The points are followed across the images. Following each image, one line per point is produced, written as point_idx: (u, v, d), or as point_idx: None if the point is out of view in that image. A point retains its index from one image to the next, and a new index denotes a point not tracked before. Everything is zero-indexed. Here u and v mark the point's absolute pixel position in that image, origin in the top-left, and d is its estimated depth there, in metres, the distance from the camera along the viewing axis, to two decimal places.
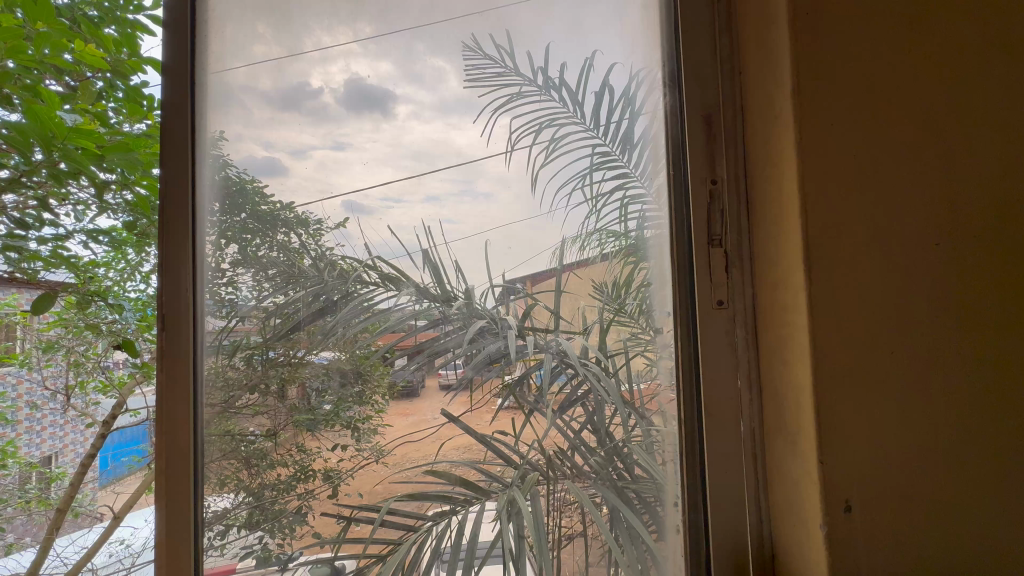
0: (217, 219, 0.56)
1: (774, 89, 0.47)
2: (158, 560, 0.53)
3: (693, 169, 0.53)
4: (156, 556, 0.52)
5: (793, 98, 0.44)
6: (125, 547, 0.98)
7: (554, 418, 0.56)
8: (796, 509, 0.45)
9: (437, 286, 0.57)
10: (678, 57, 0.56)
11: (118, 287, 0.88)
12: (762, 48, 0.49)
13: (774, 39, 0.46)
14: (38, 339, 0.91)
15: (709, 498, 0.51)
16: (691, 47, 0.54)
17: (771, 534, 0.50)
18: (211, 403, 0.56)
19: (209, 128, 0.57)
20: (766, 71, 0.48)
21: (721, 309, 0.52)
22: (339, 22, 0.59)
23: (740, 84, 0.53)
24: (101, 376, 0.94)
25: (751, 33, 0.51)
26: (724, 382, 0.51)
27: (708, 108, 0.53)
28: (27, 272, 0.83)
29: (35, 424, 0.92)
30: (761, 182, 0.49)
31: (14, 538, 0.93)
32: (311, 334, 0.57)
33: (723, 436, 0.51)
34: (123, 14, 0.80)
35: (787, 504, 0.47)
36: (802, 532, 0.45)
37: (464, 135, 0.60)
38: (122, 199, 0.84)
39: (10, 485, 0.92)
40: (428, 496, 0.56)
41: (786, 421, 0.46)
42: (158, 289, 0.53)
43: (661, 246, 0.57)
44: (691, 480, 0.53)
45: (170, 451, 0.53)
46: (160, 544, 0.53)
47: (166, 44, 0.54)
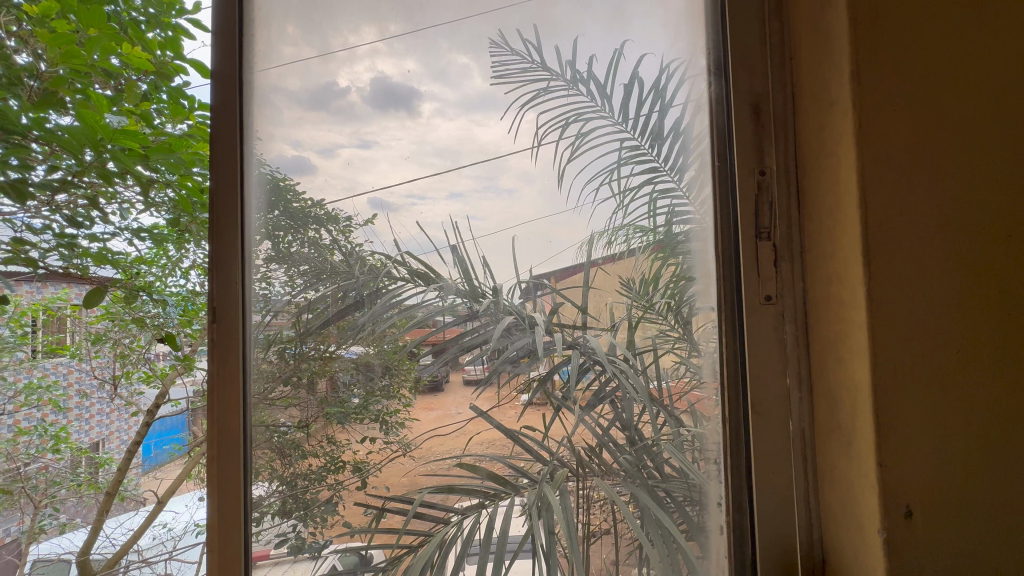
0: (262, 216, 0.57)
1: (829, 75, 0.45)
2: (209, 553, 0.53)
3: (741, 160, 0.51)
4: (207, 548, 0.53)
5: (852, 84, 0.42)
6: (168, 530, 1.09)
7: (582, 414, 0.56)
8: (850, 512, 0.44)
9: (466, 282, 0.58)
10: (725, 44, 0.54)
11: (160, 282, 0.96)
12: (816, 32, 0.47)
13: (830, 23, 0.44)
14: (87, 331, 1.01)
15: (757, 500, 0.50)
16: (737, 33, 0.52)
17: (821, 537, 0.48)
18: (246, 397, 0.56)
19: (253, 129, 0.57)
20: (820, 56, 0.46)
21: (769, 304, 0.50)
22: (366, 22, 0.59)
23: (793, 70, 0.51)
24: (145, 367, 1.06)
25: (803, 17, 0.49)
26: (773, 380, 0.50)
27: (756, 96, 0.52)
28: (79, 268, 0.88)
29: (85, 412, 1.03)
30: (815, 173, 0.47)
31: (66, 519, 1.04)
32: (340, 329, 0.58)
33: (769, 435, 0.50)
34: (167, 19, 0.85)
35: (838, 506, 0.45)
36: (855, 534, 0.43)
37: (488, 131, 0.59)
38: (166, 198, 0.91)
39: (64, 469, 1.02)
40: (457, 489, 0.57)
41: (839, 420, 0.45)
42: (209, 284, 0.53)
43: (705, 241, 0.55)
44: (735, 480, 0.52)
45: (223, 437, 0.53)
46: (211, 537, 0.53)
47: (215, 48, 0.55)
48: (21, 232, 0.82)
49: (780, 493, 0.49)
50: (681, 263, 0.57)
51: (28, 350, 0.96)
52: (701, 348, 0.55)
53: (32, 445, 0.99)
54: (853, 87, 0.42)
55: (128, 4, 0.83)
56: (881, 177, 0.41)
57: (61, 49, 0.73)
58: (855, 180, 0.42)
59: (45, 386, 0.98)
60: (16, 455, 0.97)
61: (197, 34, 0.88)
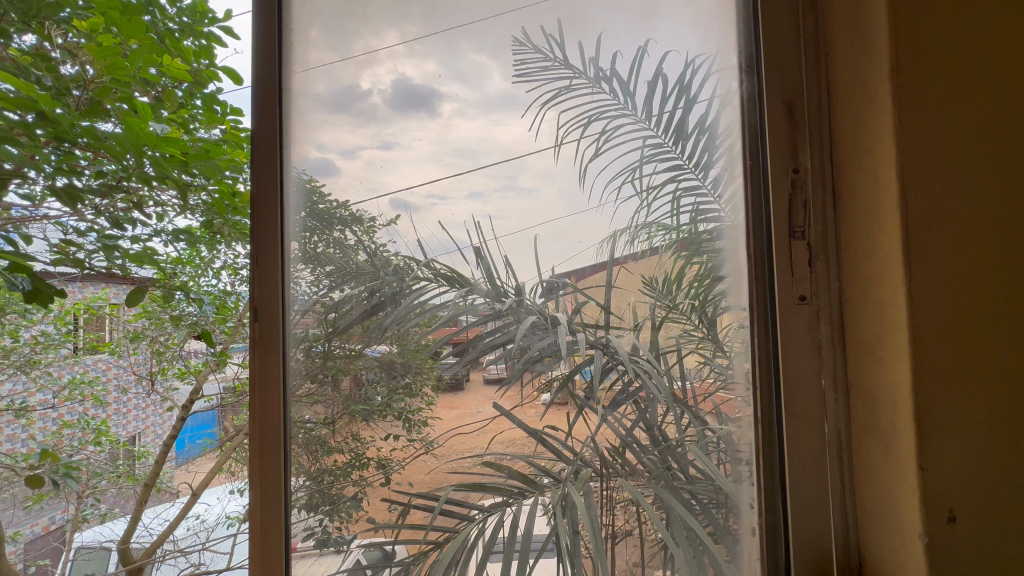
0: (301, 218, 0.58)
1: (867, 69, 0.44)
2: (256, 550, 0.54)
3: (775, 157, 0.50)
4: (253, 544, 0.54)
5: (891, 78, 0.41)
6: (200, 521, 1.17)
7: (604, 414, 0.56)
8: (889, 516, 0.43)
9: (488, 282, 0.58)
10: (758, 41, 0.53)
11: (195, 282, 1.04)
12: (853, 27, 0.46)
13: (868, 16, 0.43)
14: (125, 329, 1.08)
15: (791, 503, 0.49)
16: (771, 30, 0.51)
17: (858, 542, 0.47)
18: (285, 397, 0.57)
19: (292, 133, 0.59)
20: (858, 49, 0.45)
21: (804, 304, 0.49)
22: (387, 25, 0.60)
23: (828, 65, 0.50)
24: (179, 364, 1.13)
25: (839, 10, 0.48)
26: (807, 381, 0.49)
27: (790, 93, 0.51)
28: (122, 268, 0.90)
29: (123, 406, 1.12)
30: (852, 169, 0.47)
31: (106, 508, 1.12)
32: (365, 329, 0.59)
33: (804, 437, 0.49)
34: (200, 28, 0.88)
35: (877, 509, 0.44)
36: (893, 537, 0.42)
37: (508, 131, 0.60)
38: (201, 201, 0.96)
39: (105, 461, 1.09)
40: (482, 486, 0.57)
41: (878, 423, 0.44)
42: (249, 280, 0.54)
43: (736, 241, 0.55)
44: (768, 482, 0.51)
45: (266, 427, 0.54)
46: (256, 530, 0.54)
47: (256, 53, 0.56)
48: (69, 234, 0.86)
49: (814, 496, 0.48)
50: (705, 261, 0.56)
51: (71, 346, 1.02)
52: (727, 347, 0.55)
53: (75, 437, 1.04)
54: (890, 81, 0.41)
55: (163, 13, 0.85)
56: (921, 171, 0.40)
57: (105, 60, 0.76)
58: (892, 175, 0.41)
59: (87, 381, 1.05)
60: (61, 446, 1.01)
61: (229, 41, 0.95)
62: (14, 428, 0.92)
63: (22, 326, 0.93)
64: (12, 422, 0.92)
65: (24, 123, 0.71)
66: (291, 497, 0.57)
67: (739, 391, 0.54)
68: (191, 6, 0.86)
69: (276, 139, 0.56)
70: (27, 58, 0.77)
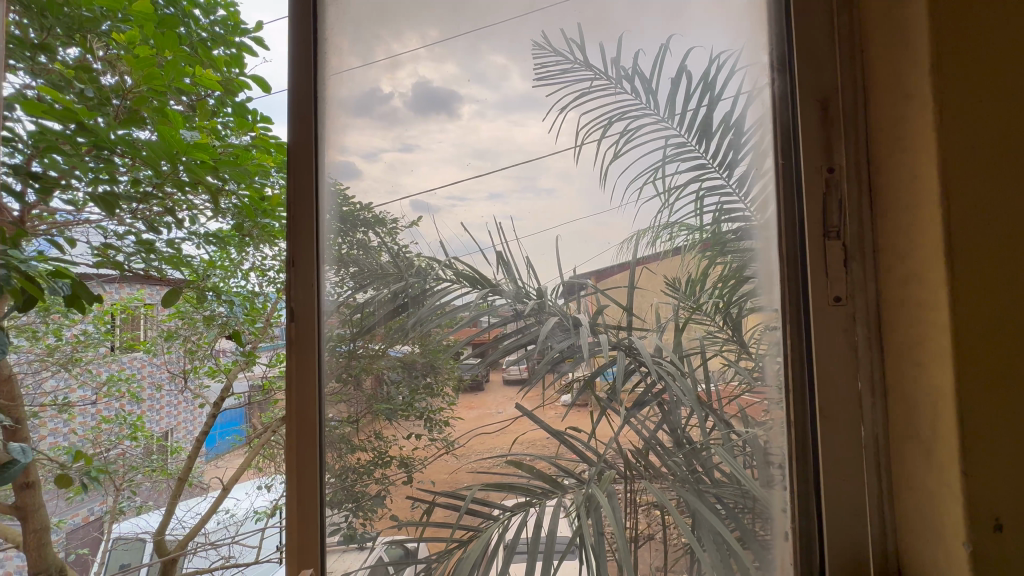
0: (333, 220, 0.59)
1: (906, 64, 0.43)
2: (292, 542, 0.56)
3: (809, 157, 0.50)
4: (288, 535, 0.56)
5: (934, 73, 0.40)
6: (230, 515, 1.23)
7: (627, 416, 0.56)
8: (930, 523, 0.42)
9: (510, 283, 0.58)
10: (790, 39, 0.53)
11: (224, 283, 1.07)
12: (891, 21, 0.45)
13: (907, 10, 0.42)
14: (160, 328, 1.13)
15: (828, 509, 0.48)
16: (805, 27, 0.51)
17: (896, 547, 0.47)
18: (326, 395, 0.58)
19: (328, 138, 0.60)
20: (896, 45, 0.44)
21: (839, 305, 0.48)
22: (408, 30, 0.61)
23: (864, 63, 0.49)
24: (211, 362, 1.17)
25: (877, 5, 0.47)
26: (842, 383, 0.48)
27: (825, 91, 0.50)
28: (160, 271, 0.95)
29: (156, 403, 1.14)
30: (891, 167, 0.46)
31: (142, 500, 1.16)
32: (388, 330, 0.59)
33: (839, 441, 0.48)
34: (232, 38, 0.91)
35: (919, 513, 0.43)
36: (932, 536, 0.42)
37: (527, 132, 0.60)
38: (232, 205, 1.00)
39: (140, 455, 1.12)
40: (507, 486, 0.57)
41: (918, 426, 0.43)
42: (286, 280, 0.56)
43: (768, 242, 0.54)
44: (802, 487, 0.50)
45: (303, 425, 0.56)
46: (291, 522, 0.56)
47: (293, 63, 0.58)
48: (109, 238, 0.90)
49: (850, 501, 0.47)
50: (730, 262, 0.56)
51: (110, 344, 1.06)
52: (752, 349, 0.54)
53: (112, 432, 1.08)
54: (932, 76, 0.40)
55: (197, 24, 0.89)
56: (965, 170, 0.39)
57: (143, 71, 0.79)
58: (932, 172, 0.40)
59: (125, 378, 1.09)
60: (100, 441, 1.06)
61: (259, 50, 0.96)
62: (56, 423, 0.98)
63: (65, 325, 0.98)
64: (54, 416, 0.97)
65: (68, 134, 0.75)
66: (326, 493, 0.58)
67: (764, 394, 0.54)
68: (222, 18, 0.90)
69: (312, 145, 0.57)
70: (72, 72, 0.81)
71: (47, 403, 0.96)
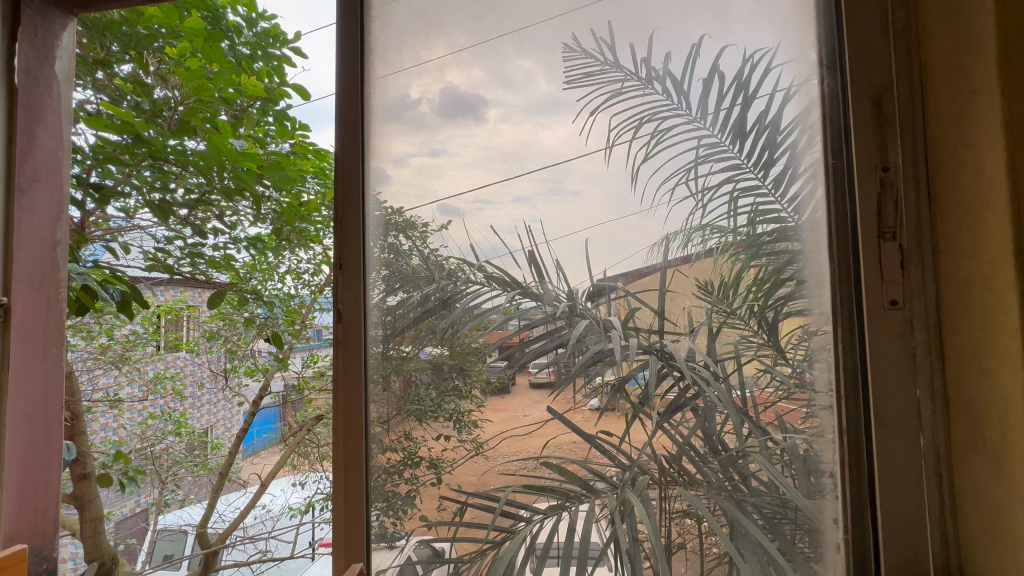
0: (378, 226, 0.61)
1: (971, 64, 0.43)
2: (339, 532, 0.58)
3: (862, 157, 0.49)
4: (337, 526, 0.58)
5: (1001, 74, 0.40)
6: (267, 510, 1.28)
7: (660, 421, 0.54)
8: (998, 529, 0.41)
9: (539, 285, 0.58)
10: (842, 37, 0.52)
11: (262, 285, 1.11)
12: (954, 22, 0.45)
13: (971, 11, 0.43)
14: (202, 329, 1.17)
15: (884, 517, 0.47)
16: (859, 25, 0.50)
17: (960, 558, 0.45)
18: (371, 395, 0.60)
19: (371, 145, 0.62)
20: (958, 47, 0.45)
21: (895, 309, 0.48)
22: (435, 38, 0.63)
23: (922, 61, 0.49)
24: (249, 362, 1.21)
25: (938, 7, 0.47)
26: (900, 392, 0.47)
27: (879, 88, 0.49)
28: (205, 275, 1.02)
29: (197, 400, 1.17)
30: (955, 167, 0.45)
31: (184, 494, 1.21)
32: (417, 331, 0.60)
33: (898, 449, 0.47)
34: (271, 50, 0.94)
35: (987, 518, 0.43)
36: (1003, 546, 0.41)
37: (553, 134, 0.60)
38: (272, 209, 1.03)
39: (183, 450, 1.19)
40: (539, 488, 0.57)
41: (986, 431, 0.43)
42: (335, 284, 0.60)
43: (817, 243, 0.52)
44: (856, 495, 0.49)
45: (350, 424, 0.59)
46: (340, 516, 0.58)
47: (340, 76, 0.61)
48: (159, 244, 0.96)
49: (909, 510, 0.46)
50: (765, 265, 0.54)
51: (156, 343, 1.12)
52: (789, 355, 0.53)
53: (158, 428, 1.16)
54: (1001, 78, 0.40)
55: (239, 36, 0.92)
56: None
57: (192, 83, 0.84)
58: (1008, 173, 0.39)
59: (169, 376, 1.14)
60: (147, 435, 1.14)
61: (298, 61, 0.98)
62: (106, 417, 1.07)
63: (116, 325, 1.07)
64: (105, 411, 1.07)
65: (126, 145, 0.79)
66: (372, 489, 0.59)
67: (802, 401, 0.52)
68: (264, 31, 0.93)
69: (360, 154, 0.61)
70: (127, 85, 0.86)
71: (98, 399, 1.06)
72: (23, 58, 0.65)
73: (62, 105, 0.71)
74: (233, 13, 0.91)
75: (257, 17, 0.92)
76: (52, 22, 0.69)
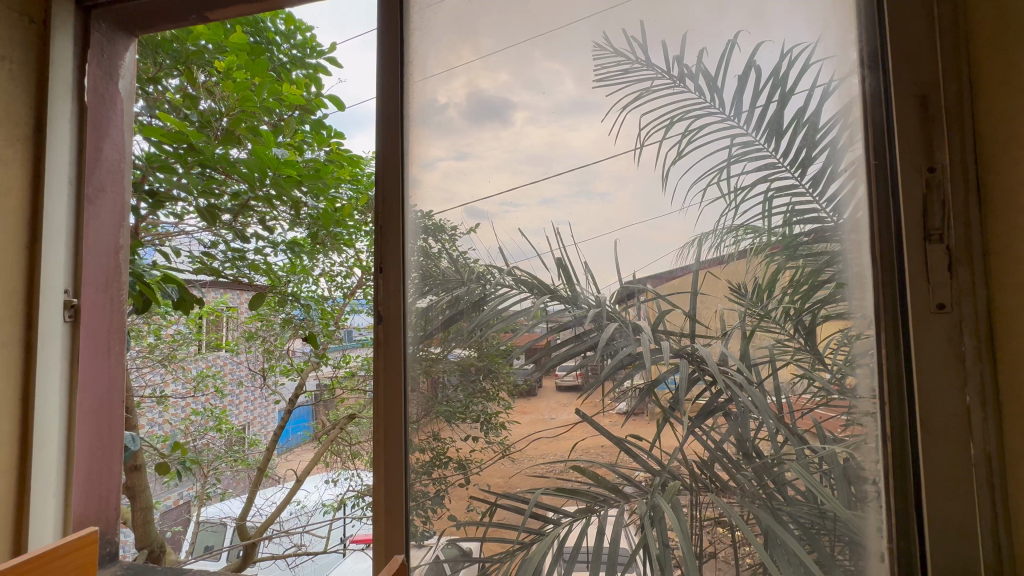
0: (416, 229, 0.63)
1: None
2: (380, 524, 0.60)
3: (907, 157, 0.48)
4: (378, 519, 0.60)
5: None
6: (301, 506, 1.31)
7: (691, 425, 0.53)
8: None
9: (567, 288, 0.58)
10: (885, 33, 0.51)
11: (297, 288, 1.17)
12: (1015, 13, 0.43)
13: None
14: (242, 330, 1.22)
15: (931, 528, 0.45)
16: (903, 21, 0.49)
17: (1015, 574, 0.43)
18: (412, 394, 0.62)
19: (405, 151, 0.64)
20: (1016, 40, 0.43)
21: (943, 313, 0.46)
22: (463, 43, 0.64)
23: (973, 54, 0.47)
24: (284, 361, 1.25)
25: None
26: (947, 398, 0.46)
27: (925, 87, 0.48)
28: (247, 278, 1.07)
29: (236, 398, 1.24)
30: (1015, 165, 0.44)
31: (224, 488, 1.27)
32: (445, 334, 0.61)
33: (946, 457, 0.45)
34: (308, 60, 0.98)
35: None
36: None
37: (579, 136, 0.60)
38: (309, 214, 1.07)
39: (222, 447, 1.24)
40: (568, 491, 0.57)
41: None
42: (375, 288, 0.62)
43: (859, 245, 0.51)
44: (901, 504, 0.48)
45: (388, 420, 0.61)
46: (381, 508, 0.61)
47: (381, 86, 0.65)
48: (205, 248, 1.02)
49: (959, 522, 0.45)
50: (803, 266, 0.53)
51: (198, 343, 1.17)
52: (829, 360, 0.51)
53: (198, 424, 1.20)
54: None
55: (279, 49, 0.97)
56: None
57: (238, 95, 0.90)
58: None
59: (212, 374, 1.19)
60: (189, 431, 1.19)
61: (334, 70, 0.99)
62: (153, 412, 1.11)
63: (162, 324, 1.14)
64: (152, 407, 1.11)
65: (179, 154, 0.87)
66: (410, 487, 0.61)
67: (842, 408, 0.50)
68: (300, 43, 0.98)
69: (401, 158, 0.63)
70: (177, 100, 0.91)
71: (145, 395, 1.10)
72: (92, 78, 0.71)
73: (126, 119, 0.76)
74: (273, 25, 0.97)
75: (295, 29, 0.97)
76: (116, 43, 0.75)
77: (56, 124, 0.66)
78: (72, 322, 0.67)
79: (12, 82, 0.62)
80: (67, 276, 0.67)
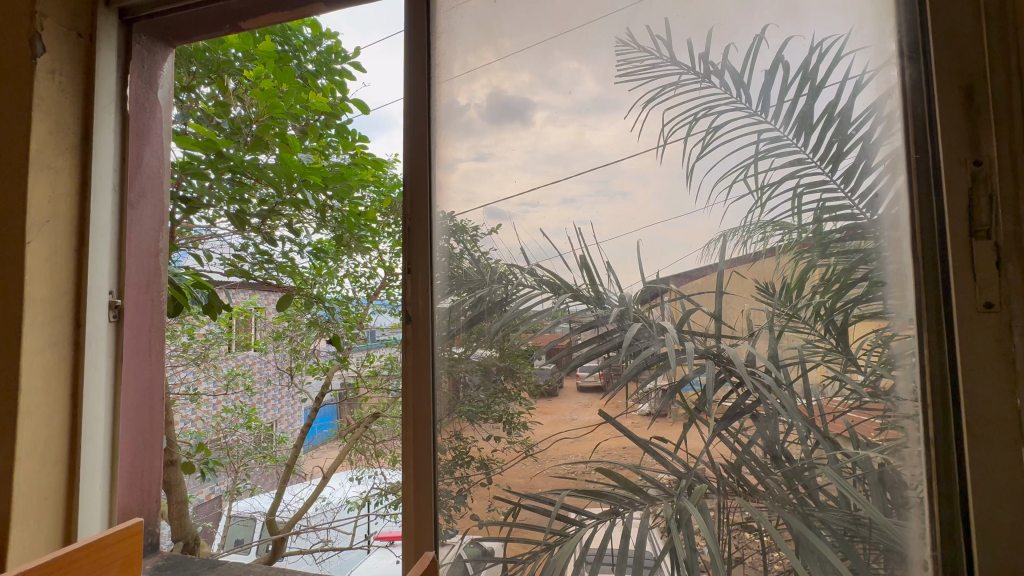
0: (444, 230, 0.64)
1: None
2: (410, 515, 0.61)
3: (951, 150, 0.46)
4: (408, 510, 0.61)
5: None
6: (327, 502, 1.34)
7: (718, 427, 0.52)
8: None
9: (590, 288, 0.58)
10: (926, 22, 0.49)
11: (323, 288, 1.19)
12: None
13: None
14: (270, 330, 1.26)
15: (979, 536, 0.44)
16: (946, 9, 0.47)
17: None
18: (440, 394, 0.63)
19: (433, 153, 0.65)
20: None
21: (990, 312, 0.44)
22: (483, 44, 0.65)
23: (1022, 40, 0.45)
24: (310, 361, 1.27)
25: None
26: (996, 401, 0.44)
27: (970, 77, 0.46)
28: (275, 279, 1.12)
29: (264, 396, 1.28)
30: None
31: (254, 483, 1.29)
32: (468, 334, 0.62)
33: (997, 463, 0.43)
34: (333, 66, 1.00)
35: None
36: None
37: (600, 134, 0.60)
38: (334, 217, 1.08)
39: (251, 444, 1.27)
40: (592, 493, 0.56)
41: None
42: (403, 289, 0.64)
43: (897, 241, 0.49)
44: (946, 510, 0.46)
45: (417, 419, 0.62)
46: (410, 499, 0.62)
47: (408, 87, 0.65)
48: (235, 250, 1.07)
49: (1010, 530, 0.43)
50: (833, 264, 0.51)
51: (229, 343, 1.23)
52: (862, 362, 0.50)
53: (229, 422, 1.24)
54: None
55: (304, 55, 0.99)
56: None
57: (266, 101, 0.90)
58: None
59: (241, 373, 1.24)
60: (220, 428, 1.23)
61: (358, 75, 1.02)
62: (186, 410, 1.18)
63: (196, 324, 1.19)
64: (185, 404, 1.18)
65: (208, 161, 0.91)
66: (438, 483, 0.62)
67: (877, 411, 0.49)
68: (327, 48, 0.99)
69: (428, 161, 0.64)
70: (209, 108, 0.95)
71: (179, 394, 1.16)
72: (134, 87, 0.74)
73: (163, 125, 0.80)
74: (299, 34, 0.99)
75: (321, 36, 0.99)
76: (155, 53, 0.78)
77: (101, 132, 0.69)
78: (116, 322, 0.70)
79: (62, 93, 0.65)
80: (111, 278, 0.70)
